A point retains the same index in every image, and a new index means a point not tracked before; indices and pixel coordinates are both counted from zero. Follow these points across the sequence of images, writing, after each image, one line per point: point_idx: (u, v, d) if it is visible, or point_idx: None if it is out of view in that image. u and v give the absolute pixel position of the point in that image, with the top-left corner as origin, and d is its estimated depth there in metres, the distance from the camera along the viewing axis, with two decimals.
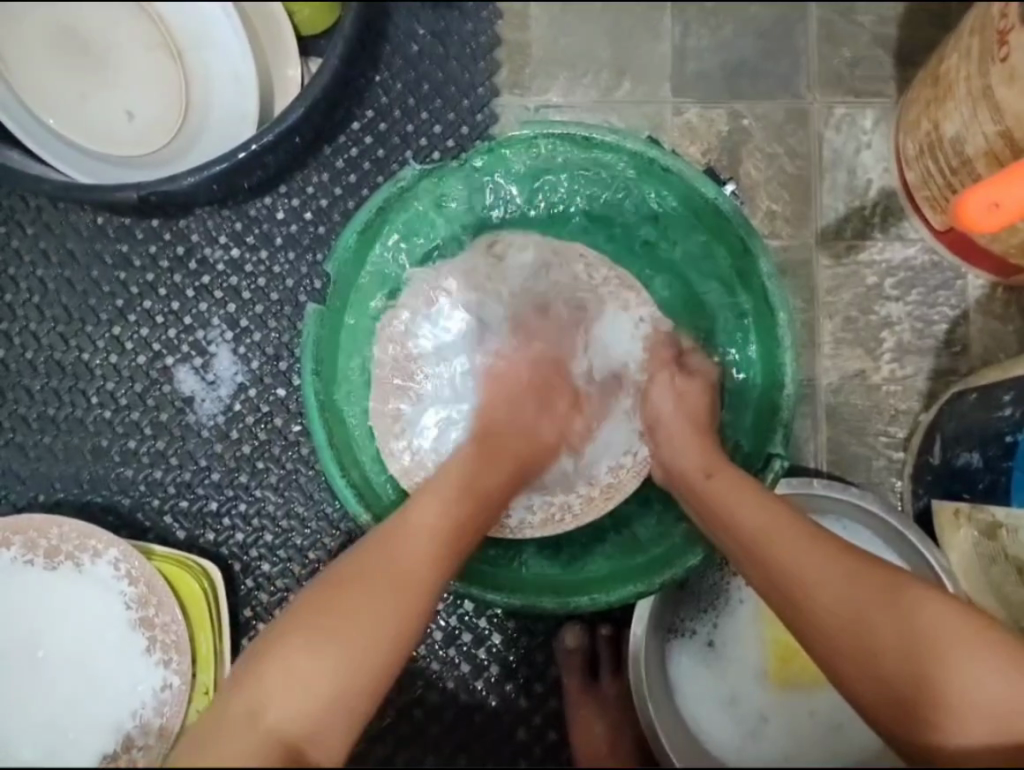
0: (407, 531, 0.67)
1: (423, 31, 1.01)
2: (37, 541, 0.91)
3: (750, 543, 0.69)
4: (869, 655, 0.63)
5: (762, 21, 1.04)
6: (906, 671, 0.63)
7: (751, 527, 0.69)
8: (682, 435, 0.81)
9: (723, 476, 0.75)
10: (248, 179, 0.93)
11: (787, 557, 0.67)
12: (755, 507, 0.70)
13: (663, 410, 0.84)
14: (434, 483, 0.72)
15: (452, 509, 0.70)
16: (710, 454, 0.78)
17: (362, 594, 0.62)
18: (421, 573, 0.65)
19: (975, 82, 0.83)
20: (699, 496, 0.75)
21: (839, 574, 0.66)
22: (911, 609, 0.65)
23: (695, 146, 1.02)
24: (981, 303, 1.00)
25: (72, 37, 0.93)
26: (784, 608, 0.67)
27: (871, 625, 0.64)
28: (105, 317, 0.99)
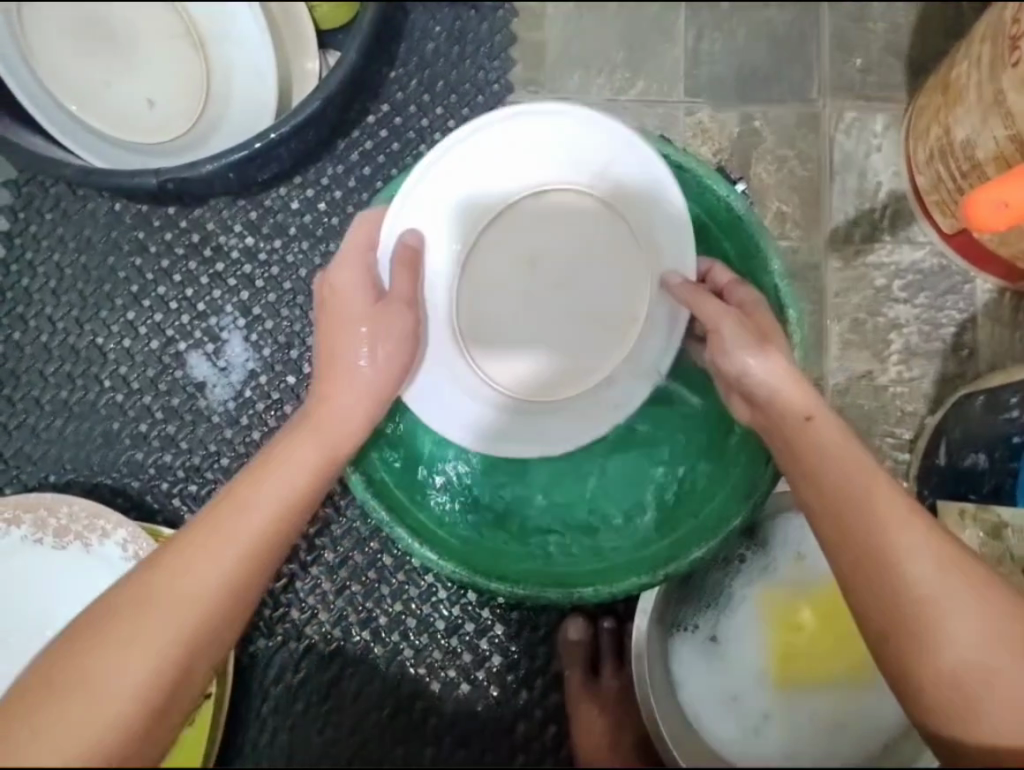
0: (188, 561, 0.64)
1: (440, 29, 1.03)
2: (46, 521, 0.92)
3: (831, 503, 0.68)
4: (940, 635, 0.62)
5: (775, 25, 1.05)
6: (973, 658, 0.62)
7: (850, 486, 0.67)
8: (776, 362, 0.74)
9: (827, 423, 0.70)
10: (265, 169, 0.95)
11: (878, 524, 0.66)
12: (856, 470, 0.68)
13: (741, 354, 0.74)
14: (247, 488, 0.70)
15: (268, 508, 0.68)
16: (804, 395, 0.72)
17: (128, 637, 0.59)
18: (204, 598, 0.62)
19: (987, 86, 0.84)
20: (796, 440, 0.71)
21: (926, 553, 0.64)
22: (949, 613, 0.63)
23: (707, 146, 1.03)
24: (989, 308, 1.01)
25: (99, 29, 0.95)
26: (856, 570, 0.66)
27: (949, 609, 0.63)
28: (120, 302, 1.01)
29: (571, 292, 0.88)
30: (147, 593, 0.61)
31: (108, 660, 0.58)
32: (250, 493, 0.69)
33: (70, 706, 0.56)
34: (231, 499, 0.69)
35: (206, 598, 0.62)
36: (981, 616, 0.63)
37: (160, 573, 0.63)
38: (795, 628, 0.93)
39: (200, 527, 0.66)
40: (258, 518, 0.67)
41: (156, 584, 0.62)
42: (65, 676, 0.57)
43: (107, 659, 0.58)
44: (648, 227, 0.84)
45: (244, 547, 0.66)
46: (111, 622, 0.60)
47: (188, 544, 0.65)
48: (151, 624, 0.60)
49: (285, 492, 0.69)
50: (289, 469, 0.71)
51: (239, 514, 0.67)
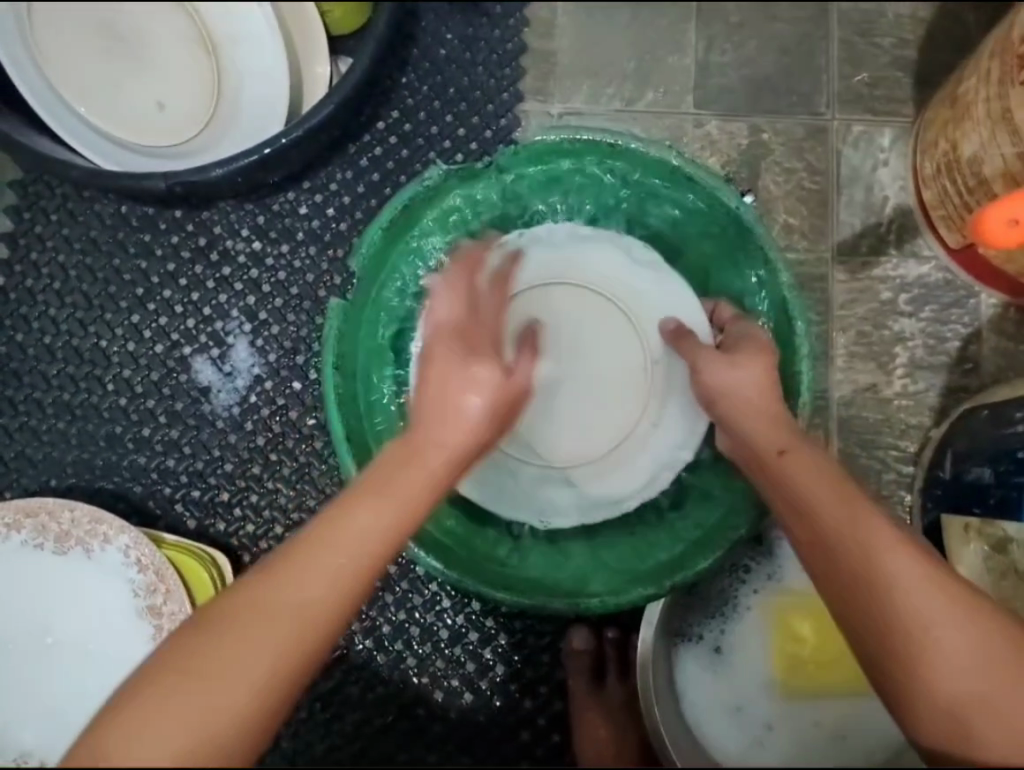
0: (305, 567, 0.57)
1: (451, 36, 1.03)
2: (47, 526, 0.91)
3: (814, 538, 0.68)
4: (934, 662, 0.62)
5: (784, 38, 1.05)
6: (968, 682, 0.61)
7: (829, 519, 0.67)
8: (751, 405, 0.76)
9: (798, 455, 0.71)
10: (274, 173, 0.94)
11: (863, 554, 0.65)
12: (836, 499, 0.68)
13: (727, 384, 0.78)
14: (362, 493, 0.62)
15: (384, 517, 0.61)
16: (780, 431, 0.74)
17: (247, 641, 0.53)
18: (322, 610, 0.56)
19: (994, 103, 0.84)
20: (773, 478, 0.72)
21: (910, 578, 0.64)
22: (946, 635, 0.62)
23: (715, 157, 1.03)
24: (994, 322, 1.01)
25: (108, 29, 0.95)
26: (844, 603, 0.65)
27: (939, 633, 0.62)
28: (125, 305, 1.00)
29: (582, 359, 0.92)
30: (268, 600, 0.55)
31: (211, 673, 0.52)
32: (367, 497, 0.62)
33: (185, 707, 0.50)
34: (345, 507, 0.61)
35: (325, 609, 0.56)
36: (979, 639, 0.62)
37: (275, 577, 0.56)
38: (799, 639, 0.93)
39: (315, 533, 0.59)
40: (375, 527, 0.60)
41: (273, 592, 0.56)
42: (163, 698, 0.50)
43: (225, 662, 0.52)
44: (619, 284, 0.93)
45: (365, 558, 0.59)
46: (226, 623, 0.54)
47: (304, 550, 0.58)
48: (269, 630, 0.54)
49: (401, 505, 0.62)
50: (403, 482, 0.63)
51: (359, 523, 0.60)
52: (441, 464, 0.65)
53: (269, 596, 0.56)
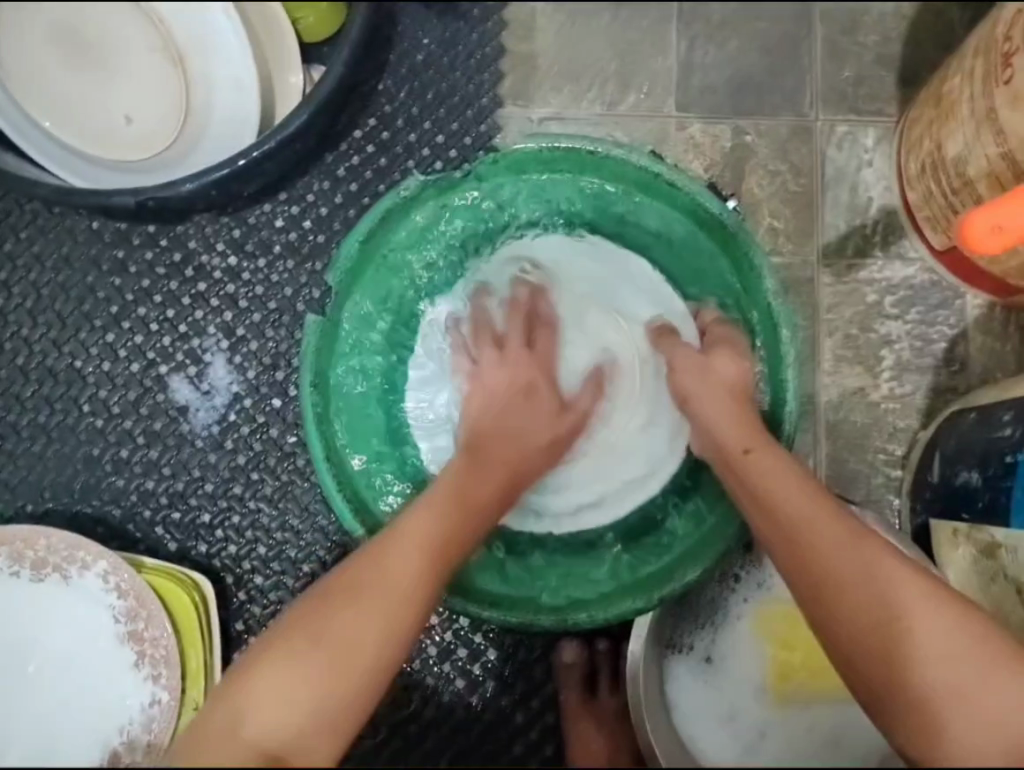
0: (396, 556, 0.66)
1: (428, 40, 1.00)
2: (23, 554, 0.89)
3: (788, 537, 0.69)
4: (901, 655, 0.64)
5: (767, 37, 1.04)
6: (934, 674, 0.63)
7: (797, 519, 0.69)
8: (716, 402, 0.77)
9: (764, 454, 0.73)
10: (249, 186, 0.92)
11: (829, 551, 0.68)
12: (802, 498, 0.70)
13: (692, 390, 0.79)
14: (435, 498, 0.72)
15: (456, 518, 0.70)
16: (747, 430, 0.75)
17: (357, 613, 0.63)
18: (413, 597, 0.65)
19: (979, 103, 0.83)
20: (741, 479, 0.74)
21: (873, 575, 0.66)
22: (911, 624, 0.64)
23: (698, 161, 1.02)
24: (979, 322, 1.01)
25: (71, 39, 0.91)
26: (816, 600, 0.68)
27: (902, 627, 0.64)
28: (99, 323, 0.97)
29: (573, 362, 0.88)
30: (374, 581, 0.65)
31: (333, 641, 0.61)
32: (439, 499, 0.71)
33: (315, 667, 0.60)
34: (419, 508, 0.71)
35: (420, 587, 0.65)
36: (945, 633, 0.64)
37: (372, 568, 0.65)
38: (791, 647, 0.92)
39: (398, 529, 0.69)
40: (448, 528, 0.70)
41: (372, 577, 0.65)
42: (294, 662, 0.60)
43: (343, 631, 0.62)
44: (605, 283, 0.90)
45: (438, 546, 0.68)
46: (334, 604, 0.63)
47: (392, 541, 0.67)
48: (370, 609, 0.63)
49: (467, 509, 0.72)
50: (469, 489, 0.73)
51: (434, 521, 0.69)
52: (497, 474, 0.76)
53: (368, 580, 0.64)
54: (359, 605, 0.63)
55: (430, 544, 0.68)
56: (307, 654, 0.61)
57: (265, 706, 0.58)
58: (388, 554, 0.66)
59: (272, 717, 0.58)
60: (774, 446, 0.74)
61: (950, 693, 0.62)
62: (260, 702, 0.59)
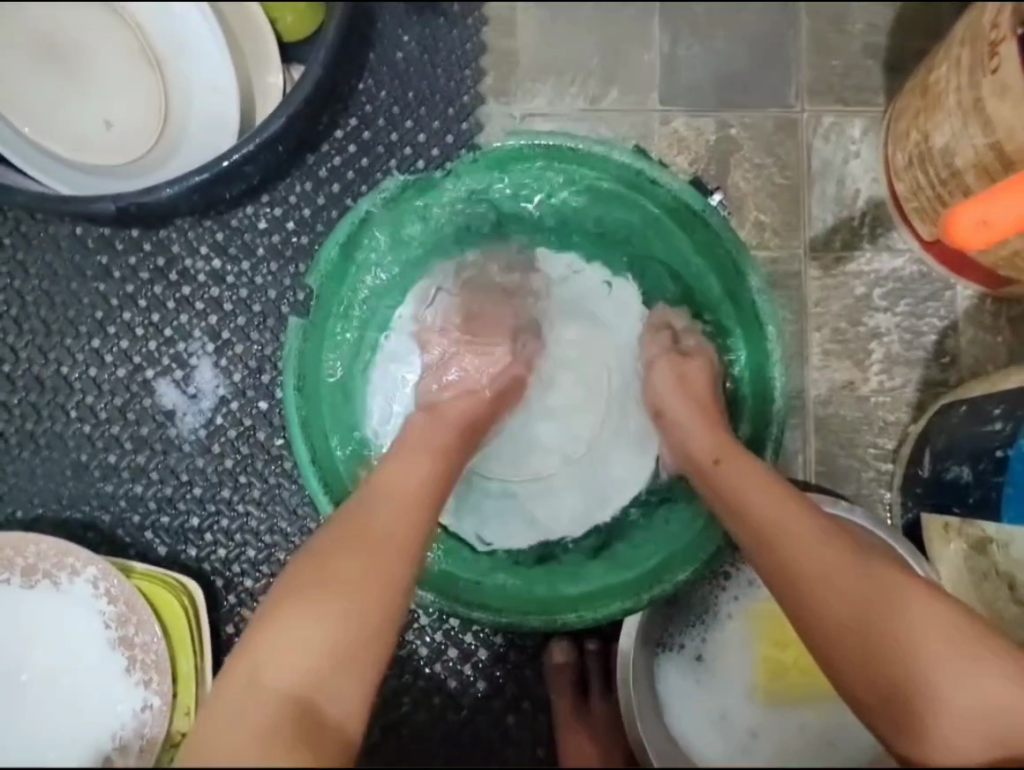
0: (384, 506, 0.67)
1: (408, 38, 1.00)
2: (12, 561, 0.89)
3: (762, 537, 0.70)
4: (875, 642, 0.65)
5: (751, 28, 1.02)
6: (909, 660, 0.64)
7: (766, 516, 0.71)
8: (688, 416, 0.81)
9: (732, 461, 0.76)
10: (231, 189, 0.92)
11: (802, 544, 0.69)
12: (770, 496, 0.72)
13: (664, 391, 0.84)
14: (410, 451, 0.73)
15: (432, 465, 0.72)
16: (715, 440, 0.79)
17: (352, 562, 0.62)
18: (407, 542, 0.65)
19: (966, 93, 0.82)
20: (713, 486, 0.76)
21: (846, 566, 0.68)
22: (884, 614, 0.66)
23: (683, 156, 1.01)
24: (970, 314, 1.00)
25: (45, 46, 0.90)
26: (790, 597, 0.69)
27: (876, 617, 0.66)
28: (84, 329, 0.97)
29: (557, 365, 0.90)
30: (365, 530, 0.64)
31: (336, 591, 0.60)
32: (417, 452, 0.73)
33: (325, 618, 0.59)
34: (397, 461, 0.72)
35: (410, 529, 0.66)
36: (917, 616, 0.66)
37: (358, 521, 0.65)
38: (783, 644, 0.92)
39: (381, 483, 0.69)
40: (426, 474, 0.71)
41: (360, 524, 0.65)
42: (299, 617, 0.59)
43: (346, 579, 0.61)
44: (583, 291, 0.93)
45: (417, 493, 0.69)
46: (329, 556, 0.62)
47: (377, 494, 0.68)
48: (373, 557, 0.62)
49: (441, 455, 0.74)
50: (440, 436, 0.76)
51: (415, 471, 0.71)
52: (460, 423, 0.78)
53: (359, 528, 0.64)
54: (352, 553, 0.62)
55: (410, 494, 0.69)
56: (311, 609, 0.59)
57: (276, 664, 0.57)
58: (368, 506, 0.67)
59: (288, 673, 0.56)
60: (740, 448, 0.77)
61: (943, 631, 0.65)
62: (266, 664, 0.57)
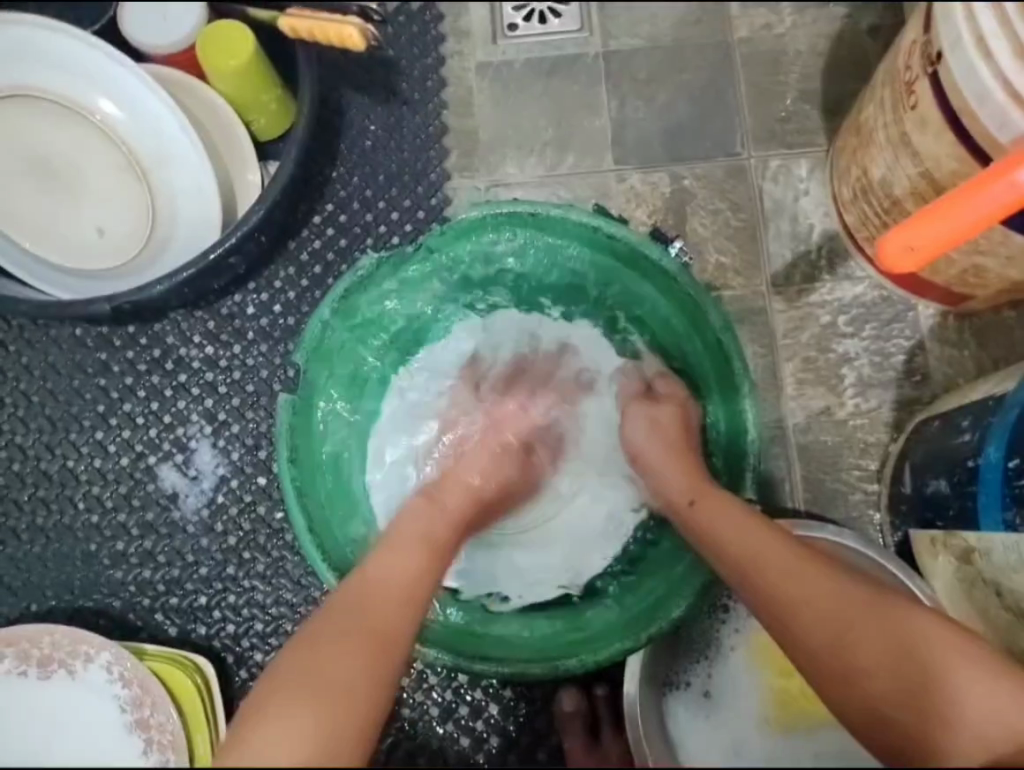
0: (379, 588, 0.70)
1: (375, 126, 1.07)
2: (29, 652, 0.92)
3: (739, 568, 0.73)
4: (860, 664, 0.67)
5: (693, 87, 1.09)
6: (896, 679, 0.66)
7: (744, 549, 0.73)
8: (665, 459, 0.85)
9: (706, 502, 0.79)
10: (219, 280, 0.98)
11: (779, 578, 0.71)
12: (744, 530, 0.74)
13: (639, 441, 0.88)
14: (403, 530, 0.77)
15: (424, 545, 0.76)
16: (690, 481, 0.82)
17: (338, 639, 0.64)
18: (397, 633, 0.67)
19: (893, 129, 0.88)
20: (693, 526, 0.79)
21: (823, 590, 0.70)
22: (861, 636, 0.67)
23: (642, 209, 1.07)
24: (935, 332, 1.03)
25: (38, 165, 0.97)
26: (778, 629, 0.71)
27: (857, 638, 0.67)
28: (88, 423, 1.03)
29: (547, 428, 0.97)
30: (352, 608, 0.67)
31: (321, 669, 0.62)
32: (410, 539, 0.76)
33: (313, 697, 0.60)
34: (391, 548, 0.74)
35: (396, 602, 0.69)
36: (893, 637, 0.67)
37: (351, 599, 0.68)
38: (788, 673, 0.92)
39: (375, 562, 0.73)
40: (421, 562, 0.74)
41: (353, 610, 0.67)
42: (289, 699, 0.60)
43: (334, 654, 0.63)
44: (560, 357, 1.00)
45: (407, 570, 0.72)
46: (321, 641, 0.64)
47: (370, 577, 0.70)
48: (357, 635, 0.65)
49: (431, 534, 0.78)
50: (432, 522, 0.79)
51: (404, 556, 0.74)
52: (455, 513, 0.82)
53: (351, 617, 0.66)
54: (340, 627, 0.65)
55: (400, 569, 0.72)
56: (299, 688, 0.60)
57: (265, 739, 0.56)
58: (357, 586, 0.70)
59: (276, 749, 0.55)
60: (718, 493, 0.79)
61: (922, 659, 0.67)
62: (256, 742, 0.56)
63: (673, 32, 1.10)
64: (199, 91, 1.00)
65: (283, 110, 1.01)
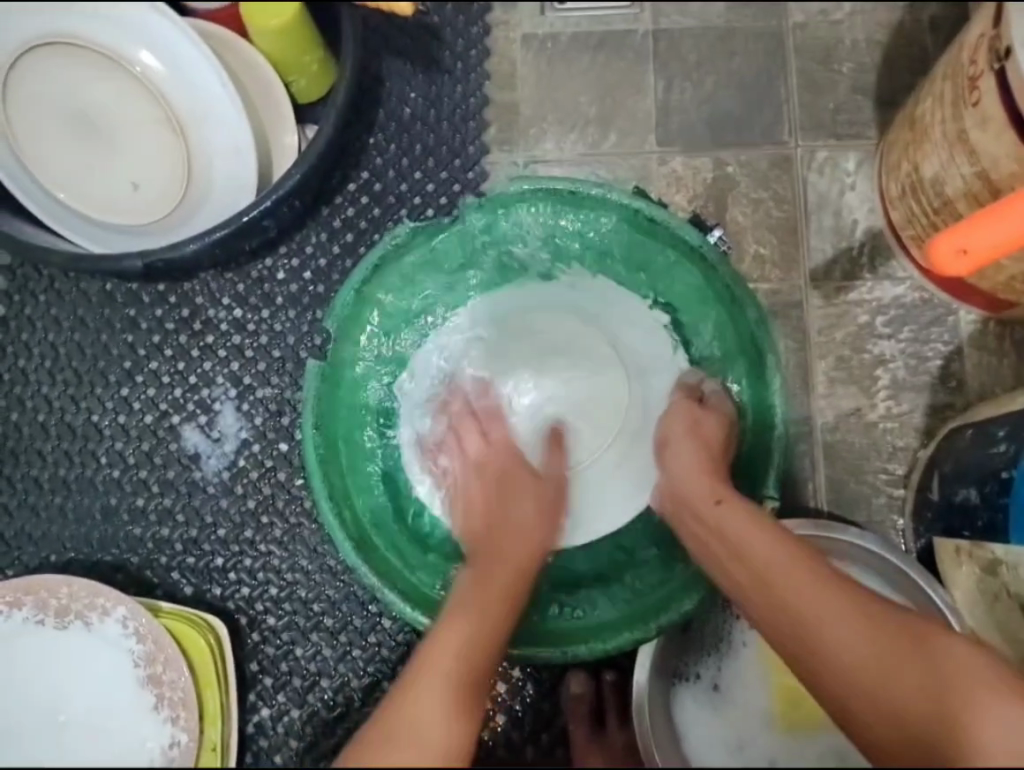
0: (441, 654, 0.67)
1: (415, 95, 1.05)
2: (46, 602, 0.93)
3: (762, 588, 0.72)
4: (896, 705, 0.64)
5: (744, 72, 1.06)
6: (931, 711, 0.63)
7: (771, 567, 0.72)
8: (687, 461, 0.84)
9: (729, 504, 0.77)
10: (249, 242, 0.96)
11: (807, 604, 0.69)
12: (768, 544, 0.73)
13: (672, 436, 0.87)
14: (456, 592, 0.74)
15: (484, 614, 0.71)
16: (713, 483, 0.81)
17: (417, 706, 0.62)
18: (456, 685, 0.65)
19: (950, 125, 0.85)
20: (710, 526, 0.78)
21: (852, 619, 0.68)
22: (896, 672, 0.65)
23: (682, 194, 1.04)
24: (974, 337, 1.01)
25: (76, 116, 0.96)
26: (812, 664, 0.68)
27: (893, 672, 0.65)
28: (114, 378, 1.03)
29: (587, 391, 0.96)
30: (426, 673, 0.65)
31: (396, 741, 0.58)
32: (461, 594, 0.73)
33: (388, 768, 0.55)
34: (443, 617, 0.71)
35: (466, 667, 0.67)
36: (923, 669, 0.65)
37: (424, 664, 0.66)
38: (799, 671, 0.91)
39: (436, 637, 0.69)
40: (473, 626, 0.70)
41: (440, 672, 0.65)
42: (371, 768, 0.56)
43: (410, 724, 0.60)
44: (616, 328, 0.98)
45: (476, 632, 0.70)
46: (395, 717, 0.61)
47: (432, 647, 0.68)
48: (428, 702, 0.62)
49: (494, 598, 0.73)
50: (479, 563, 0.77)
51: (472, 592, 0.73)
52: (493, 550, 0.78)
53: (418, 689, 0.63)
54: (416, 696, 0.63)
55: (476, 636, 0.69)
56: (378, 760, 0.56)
57: None
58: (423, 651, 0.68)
59: None
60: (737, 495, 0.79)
61: (959, 674, 0.65)
62: None
63: (726, 14, 1.07)
64: (243, 51, 0.98)
65: (324, 76, 0.99)
